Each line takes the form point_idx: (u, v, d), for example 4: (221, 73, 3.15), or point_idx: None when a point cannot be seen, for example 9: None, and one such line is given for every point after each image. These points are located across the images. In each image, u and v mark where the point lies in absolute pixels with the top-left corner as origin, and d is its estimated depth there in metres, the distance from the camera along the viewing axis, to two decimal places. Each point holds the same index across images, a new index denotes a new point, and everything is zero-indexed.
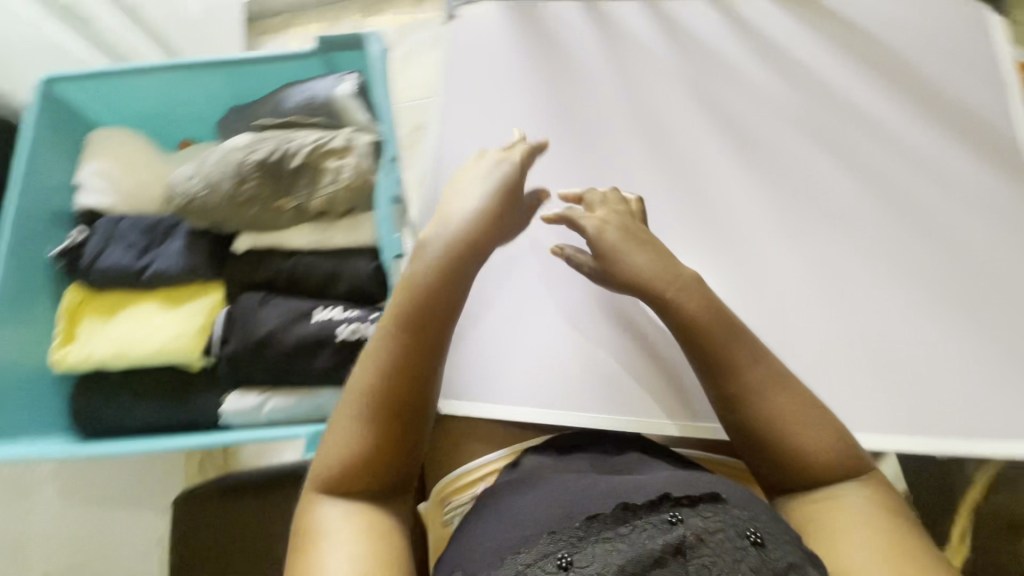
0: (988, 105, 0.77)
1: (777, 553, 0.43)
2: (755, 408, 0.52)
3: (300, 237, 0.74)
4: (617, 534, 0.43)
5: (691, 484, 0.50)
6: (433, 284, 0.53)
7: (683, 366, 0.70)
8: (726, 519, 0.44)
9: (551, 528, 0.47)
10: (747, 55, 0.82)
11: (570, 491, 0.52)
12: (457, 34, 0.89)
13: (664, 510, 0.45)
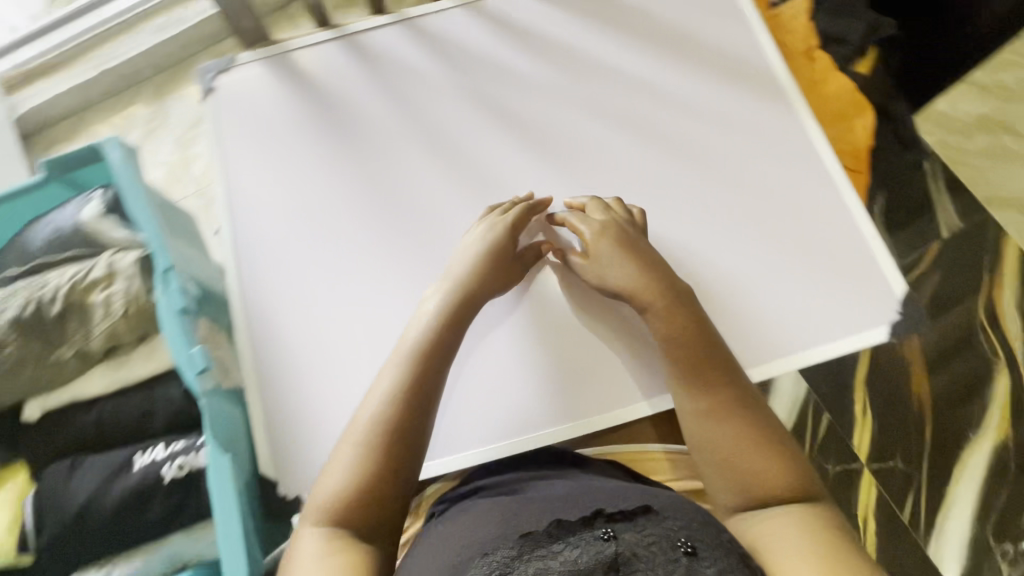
0: (728, 39, 0.82)
1: (707, 558, 0.49)
2: (718, 407, 0.61)
3: (94, 384, 0.66)
4: (551, 555, 0.50)
5: (621, 492, 0.59)
6: (428, 354, 0.62)
7: (605, 356, 0.73)
8: (659, 532, 0.51)
9: (482, 550, 0.52)
10: (515, 52, 0.83)
11: (502, 517, 0.57)
12: (221, 106, 0.84)
13: (596, 529, 0.52)
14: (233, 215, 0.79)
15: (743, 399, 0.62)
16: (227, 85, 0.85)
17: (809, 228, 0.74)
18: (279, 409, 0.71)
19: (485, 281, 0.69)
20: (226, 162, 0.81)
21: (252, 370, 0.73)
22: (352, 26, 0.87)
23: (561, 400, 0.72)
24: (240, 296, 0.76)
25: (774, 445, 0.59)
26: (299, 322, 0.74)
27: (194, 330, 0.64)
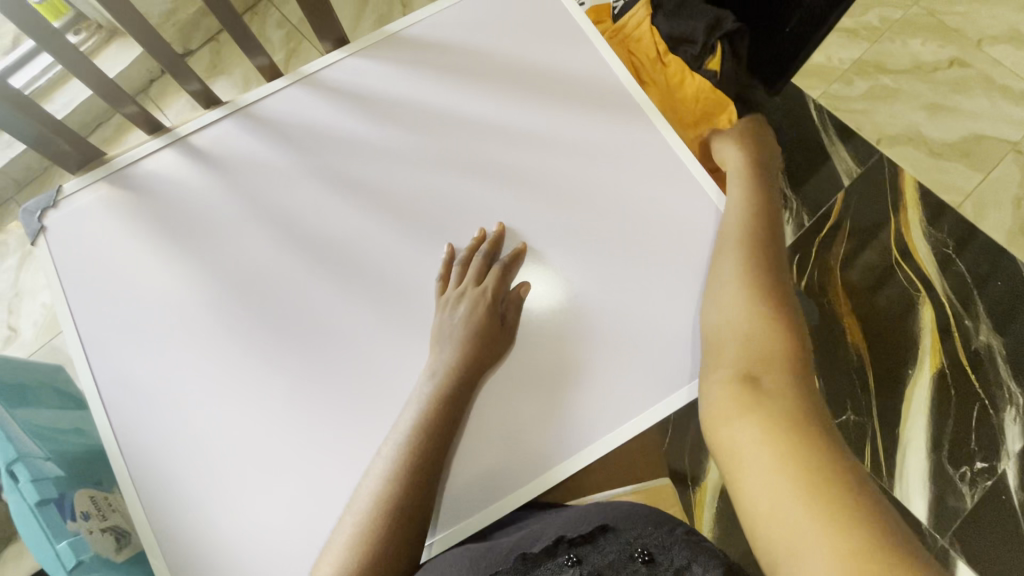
0: (566, 63, 0.80)
1: (664, 560, 0.60)
2: (742, 295, 0.66)
3: None
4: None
5: (580, 517, 0.67)
6: (475, 360, 0.69)
7: (555, 400, 0.70)
8: (619, 547, 0.62)
9: None
10: (357, 116, 0.79)
11: (476, 561, 0.63)
12: (57, 245, 0.76)
13: (562, 555, 0.62)
14: (92, 364, 0.72)
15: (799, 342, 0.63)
16: (74, 208, 0.78)
17: (687, 241, 0.74)
18: (188, 562, 0.66)
19: (472, 358, 0.69)
20: (72, 308, 0.74)
21: (146, 528, 0.67)
22: (183, 126, 0.80)
23: (516, 457, 0.69)
24: (115, 452, 0.69)
25: (766, 332, 0.63)
26: (191, 464, 0.69)
27: (57, 518, 0.58)
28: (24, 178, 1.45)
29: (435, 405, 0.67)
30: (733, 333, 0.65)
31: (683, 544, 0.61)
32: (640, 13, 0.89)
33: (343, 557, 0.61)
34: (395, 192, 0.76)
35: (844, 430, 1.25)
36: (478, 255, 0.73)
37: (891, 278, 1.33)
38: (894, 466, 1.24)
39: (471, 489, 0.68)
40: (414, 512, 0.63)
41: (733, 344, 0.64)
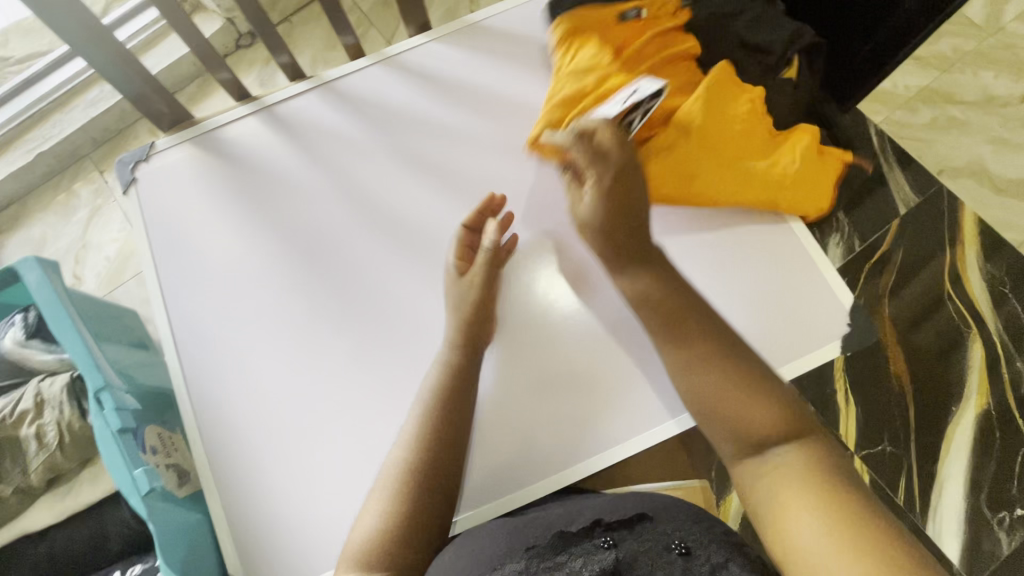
0: (641, 63, 0.81)
1: (703, 556, 0.58)
2: (709, 355, 0.61)
3: (41, 518, 0.83)
4: (557, 564, 0.57)
5: (617, 505, 0.67)
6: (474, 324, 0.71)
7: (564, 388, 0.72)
8: (655, 537, 0.61)
9: (493, 566, 0.59)
10: (435, 99, 0.82)
11: (513, 536, 0.64)
12: (146, 197, 0.81)
13: (596, 537, 0.61)
14: (168, 311, 0.76)
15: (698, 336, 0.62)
16: (163, 163, 0.83)
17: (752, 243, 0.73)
18: (239, 506, 0.69)
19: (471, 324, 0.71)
20: (155, 255, 0.79)
21: (205, 470, 0.71)
22: (269, 97, 0.85)
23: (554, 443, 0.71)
24: (183, 394, 0.73)
25: (752, 385, 0.59)
26: (251, 413, 0.72)
27: (134, 448, 0.62)
28: (102, 137, 1.54)
29: (460, 380, 0.68)
30: (678, 347, 0.63)
31: (720, 542, 0.60)
32: (679, 16, 0.84)
33: (376, 523, 0.62)
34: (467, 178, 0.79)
35: (879, 460, 1.23)
36: (492, 229, 0.74)
37: (942, 312, 1.30)
38: (928, 503, 1.21)
39: (509, 469, 0.71)
40: (438, 485, 0.64)
41: (701, 366, 0.61)
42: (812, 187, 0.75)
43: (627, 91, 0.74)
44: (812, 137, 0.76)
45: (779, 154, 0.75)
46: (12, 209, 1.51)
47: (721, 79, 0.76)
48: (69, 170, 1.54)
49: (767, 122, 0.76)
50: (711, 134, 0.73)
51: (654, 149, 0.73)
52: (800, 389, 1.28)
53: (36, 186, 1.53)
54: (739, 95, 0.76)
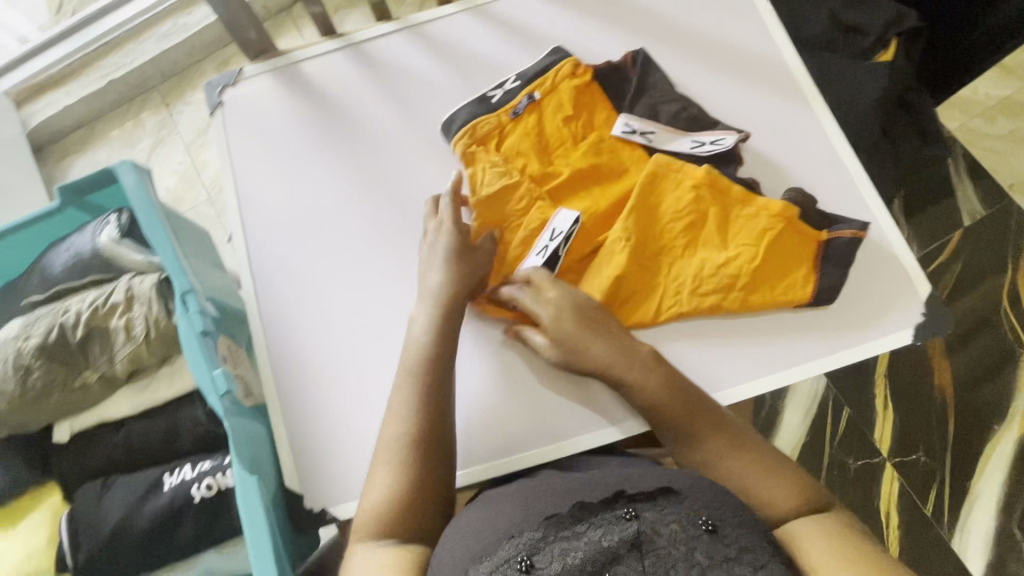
0: (734, 30, 0.80)
1: (729, 536, 0.51)
2: (714, 427, 0.62)
3: (120, 407, 0.67)
4: (574, 535, 0.51)
5: (647, 475, 0.59)
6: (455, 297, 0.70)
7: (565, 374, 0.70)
8: (679, 512, 0.53)
9: (510, 533, 0.54)
10: (521, 50, 0.82)
11: (531, 502, 0.58)
12: (231, 121, 0.83)
13: (618, 508, 0.53)
14: (246, 233, 0.79)
15: (676, 404, 0.63)
16: (250, 89, 0.85)
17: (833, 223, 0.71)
18: (300, 423, 0.72)
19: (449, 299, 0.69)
20: (236, 177, 0.81)
21: (271, 385, 0.73)
22: (357, 34, 0.85)
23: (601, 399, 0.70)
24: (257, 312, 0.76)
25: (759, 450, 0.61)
26: (317, 339, 0.74)
27: (215, 351, 0.64)
28: (170, 71, 1.56)
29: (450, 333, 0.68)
30: (658, 401, 0.63)
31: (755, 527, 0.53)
32: (578, 74, 0.79)
33: (382, 497, 0.61)
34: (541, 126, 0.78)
35: (911, 469, 1.21)
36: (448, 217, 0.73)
37: (994, 328, 1.27)
38: (957, 516, 1.19)
39: (556, 421, 0.70)
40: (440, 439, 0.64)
41: (668, 420, 0.63)
42: (786, 268, 0.69)
43: (547, 233, 0.73)
44: (773, 208, 0.69)
45: (710, 244, 0.71)
46: (79, 132, 1.55)
47: (656, 171, 0.73)
48: (136, 100, 1.57)
49: (722, 211, 0.71)
50: (638, 225, 0.71)
51: (609, 247, 0.71)
52: (839, 390, 1.26)
53: (105, 113, 1.56)
54: (681, 182, 0.72)
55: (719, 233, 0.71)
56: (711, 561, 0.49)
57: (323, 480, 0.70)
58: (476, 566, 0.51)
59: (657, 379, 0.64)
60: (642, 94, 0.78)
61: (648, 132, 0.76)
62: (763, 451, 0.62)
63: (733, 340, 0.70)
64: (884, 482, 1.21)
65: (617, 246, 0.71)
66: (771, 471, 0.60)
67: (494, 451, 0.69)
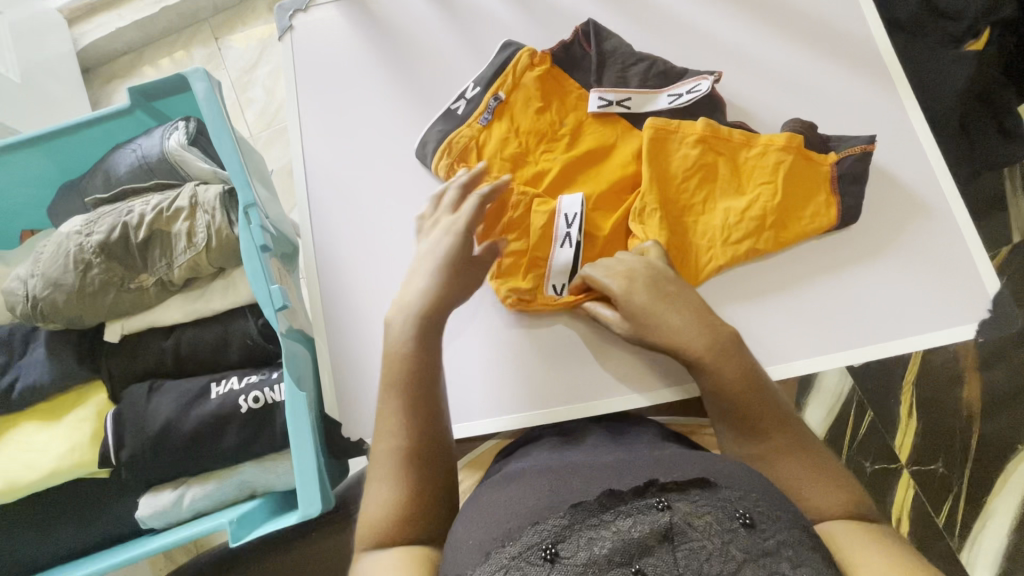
0: (824, 5, 0.77)
1: (769, 531, 0.42)
2: (767, 412, 0.56)
3: (171, 313, 0.68)
4: (603, 525, 0.42)
5: (679, 461, 0.50)
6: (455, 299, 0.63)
7: (569, 358, 0.70)
8: (713, 502, 0.43)
9: (532, 521, 0.44)
10: (601, 4, 0.80)
11: (547, 483, 0.49)
12: (299, 48, 0.82)
13: (648, 498, 0.44)
14: (304, 161, 0.78)
15: (750, 389, 0.57)
16: (320, 16, 0.83)
17: (903, 212, 0.70)
18: (341, 353, 0.72)
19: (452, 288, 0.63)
20: (299, 103, 0.81)
21: (318, 313, 0.73)
22: None
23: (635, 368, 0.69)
24: (311, 240, 0.76)
25: (801, 446, 0.55)
26: (366, 274, 0.74)
27: (271, 268, 0.64)
28: (223, 4, 1.44)
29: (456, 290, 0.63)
30: (727, 384, 0.57)
31: (797, 521, 0.44)
32: (534, 64, 0.76)
33: (385, 506, 0.54)
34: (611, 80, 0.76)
35: (927, 479, 1.09)
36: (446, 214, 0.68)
37: None
38: (967, 534, 1.06)
39: (586, 384, 0.69)
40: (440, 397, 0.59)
41: (734, 403, 0.57)
42: (805, 196, 0.69)
43: (561, 220, 0.70)
44: (783, 153, 0.70)
45: (727, 191, 0.71)
46: (129, 57, 1.46)
47: (654, 137, 0.72)
48: (186, 33, 1.45)
49: (731, 157, 0.71)
50: (658, 191, 0.70)
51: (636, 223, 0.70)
52: (864, 393, 1.13)
53: (155, 42, 1.46)
54: (682, 141, 0.71)
55: (735, 180, 0.71)
56: (749, 558, 0.40)
57: (361, 411, 0.70)
58: (497, 551, 0.43)
59: (733, 363, 0.58)
60: (604, 66, 0.76)
61: (627, 99, 0.74)
62: (813, 447, 0.55)
63: (787, 317, 0.69)
64: (899, 489, 1.09)
65: (646, 216, 0.70)
66: (817, 468, 0.54)
67: (527, 404, 0.69)
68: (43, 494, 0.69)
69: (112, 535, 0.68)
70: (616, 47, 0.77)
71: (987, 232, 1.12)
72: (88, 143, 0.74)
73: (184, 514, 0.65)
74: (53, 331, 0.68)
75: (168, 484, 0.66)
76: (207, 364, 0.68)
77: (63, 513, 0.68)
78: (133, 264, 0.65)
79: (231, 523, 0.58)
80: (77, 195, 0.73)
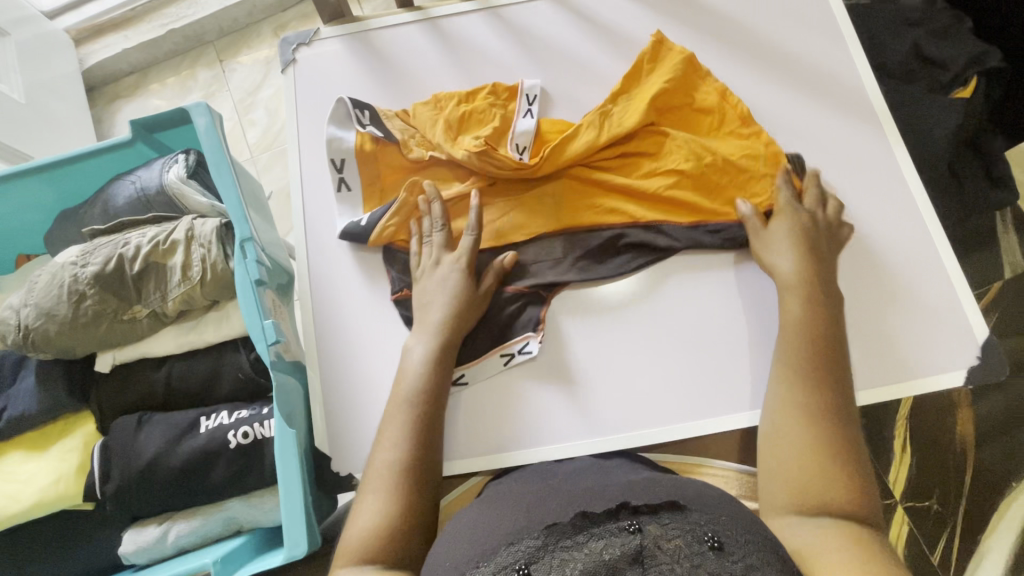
0: (815, 50, 0.79)
1: (737, 554, 0.40)
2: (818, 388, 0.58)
3: (165, 344, 0.68)
4: (575, 545, 0.41)
5: (651, 487, 0.49)
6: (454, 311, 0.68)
7: (581, 389, 0.70)
8: (682, 526, 0.42)
9: (507, 542, 0.44)
10: (598, 44, 0.82)
11: (526, 508, 0.49)
12: (300, 79, 0.84)
13: (621, 520, 0.43)
14: (303, 191, 0.79)
15: (834, 357, 0.60)
16: (323, 48, 0.85)
17: (893, 253, 0.71)
18: (335, 385, 0.72)
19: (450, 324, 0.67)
20: (301, 134, 0.82)
21: (312, 346, 0.73)
22: (435, 9, 0.85)
23: (634, 406, 0.69)
24: (306, 269, 0.76)
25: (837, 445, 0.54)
26: (364, 310, 0.74)
27: (265, 301, 0.64)
28: (229, 28, 1.46)
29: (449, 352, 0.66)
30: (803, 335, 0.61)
31: (762, 542, 0.43)
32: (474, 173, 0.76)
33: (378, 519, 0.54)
34: (481, 344, 0.71)
35: (922, 517, 1.07)
36: (439, 234, 0.73)
37: None
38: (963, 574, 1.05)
39: (585, 421, 0.69)
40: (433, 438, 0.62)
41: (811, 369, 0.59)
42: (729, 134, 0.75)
43: (523, 99, 0.79)
44: (691, 53, 0.77)
45: (658, 75, 0.76)
46: (134, 78, 1.48)
47: (643, 78, 0.77)
48: (191, 54, 1.47)
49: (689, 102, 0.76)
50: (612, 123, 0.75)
51: (599, 215, 0.75)
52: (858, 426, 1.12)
53: (160, 62, 1.48)
54: (658, 78, 0.76)
55: (682, 117, 0.76)
56: None
57: (350, 443, 0.70)
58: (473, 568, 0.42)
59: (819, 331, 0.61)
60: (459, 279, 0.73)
61: (526, 344, 0.71)
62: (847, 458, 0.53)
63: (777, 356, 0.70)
64: (892, 526, 1.07)
65: (581, 126, 0.74)
66: (798, 477, 0.53)
67: (519, 440, 0.69)
68: (22, 528, 0.67)
69: (92, 568, 0.67)
70: (510, 296, 0.73)
71: (980, 269, 1.12)
72: (88, 173, 0.75)
73: (168, 551, 0.64)
74: (44, 360, 0.67)
75: (153, 522, 0.65)
76: (198, 397, 0.68)
77: (44, 545, 0.67)
78: (127, 296, 0.65)
79: (215, 563, 0.57)
80: (73, 225, 0.73)
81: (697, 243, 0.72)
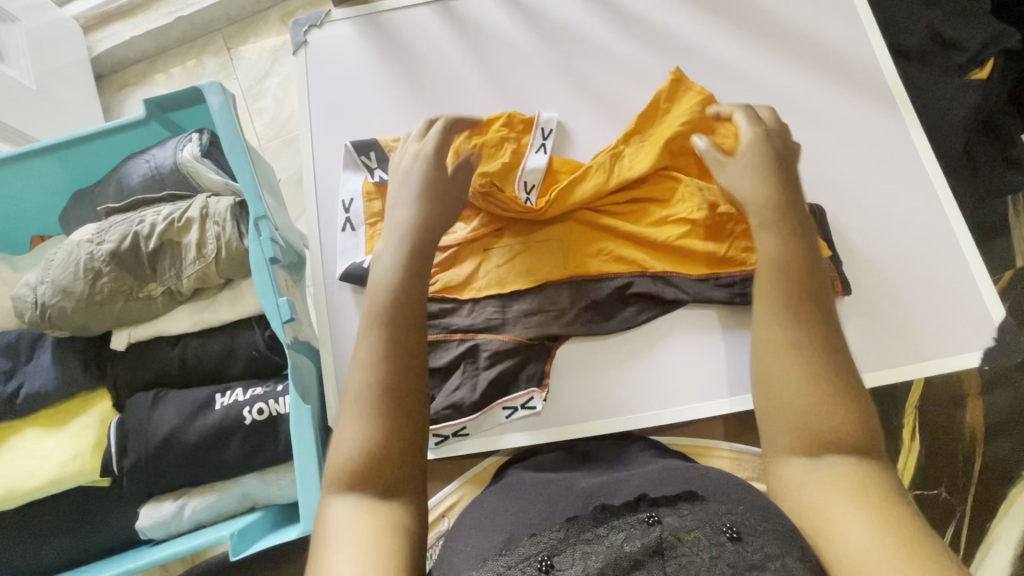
0: (830, 31, 0.78)
1: (756, 545, 0.39)
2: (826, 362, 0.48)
3: (179, 323, 0.68)
4: (596, 538, 0.41)
5: (665, 478, 0.48)
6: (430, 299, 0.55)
7: (595, 371, 0.71)
8: (702, 517, 0.41)
9: (529, 531, 0.43)
10: (611, 25, 0.81)
11: (541, 499, 0.48)
12: (312, 62, 0.84)
13: (640, 513, 0.43)
14: (316, 173, 0.79)
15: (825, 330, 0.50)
16: (336, 31, 0.84)
17: (909, 236, 0.71)
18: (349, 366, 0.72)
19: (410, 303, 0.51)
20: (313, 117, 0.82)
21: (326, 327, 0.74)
22: None
23: (647, 389, 0.70)
24: (320, 252, 0.76)
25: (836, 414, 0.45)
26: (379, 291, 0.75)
27: (279, 280, 0.64)
28: (237, 15, 1.46)
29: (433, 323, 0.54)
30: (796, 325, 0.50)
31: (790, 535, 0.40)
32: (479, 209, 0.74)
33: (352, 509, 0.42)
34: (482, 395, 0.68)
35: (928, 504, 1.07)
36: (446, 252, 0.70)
37: None
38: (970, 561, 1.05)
39: (599, 403, 0.70)
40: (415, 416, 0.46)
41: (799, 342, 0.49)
42: None
43: (539, 133, 0.76)
44: (709, 93, 0.73)
45: (673, 114, 0.73)
46: (141, 65, 1.48)
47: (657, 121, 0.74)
48: (198, 41, 1.47)
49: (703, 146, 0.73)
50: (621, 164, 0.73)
51: (605, 262, 0.73)
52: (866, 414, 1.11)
53: (168, 49, 1.48)
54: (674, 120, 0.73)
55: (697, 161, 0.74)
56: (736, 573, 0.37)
57: None
58: (493, 558, 0.41)
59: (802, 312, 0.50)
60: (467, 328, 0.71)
61: (530, 400, 0.70)
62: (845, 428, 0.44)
63: None
64: None
65: (587, 170, 0.73)
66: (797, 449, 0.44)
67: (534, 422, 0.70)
68: (40, 504, 0.68)
69: (109, 543, 0.67)
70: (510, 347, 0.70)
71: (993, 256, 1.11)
72: (101, 153, 0.75)
73: (184, 526, 0.65)
74: (60, 337, 0.68)
75: (169, 496, 0.66)
76: (213, 375, 0.68)
77: (60, 521, 0.68)
78: (142, 272, 0.65)
79: (232, 536, 0.58)
80: (88, 204, 0.74)
81: (704, 297, 0.70)
